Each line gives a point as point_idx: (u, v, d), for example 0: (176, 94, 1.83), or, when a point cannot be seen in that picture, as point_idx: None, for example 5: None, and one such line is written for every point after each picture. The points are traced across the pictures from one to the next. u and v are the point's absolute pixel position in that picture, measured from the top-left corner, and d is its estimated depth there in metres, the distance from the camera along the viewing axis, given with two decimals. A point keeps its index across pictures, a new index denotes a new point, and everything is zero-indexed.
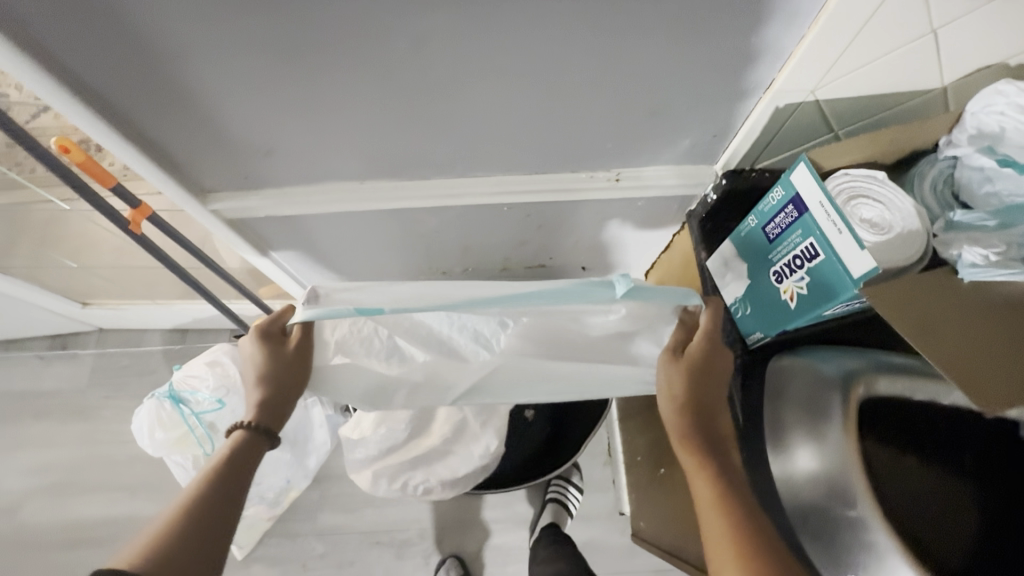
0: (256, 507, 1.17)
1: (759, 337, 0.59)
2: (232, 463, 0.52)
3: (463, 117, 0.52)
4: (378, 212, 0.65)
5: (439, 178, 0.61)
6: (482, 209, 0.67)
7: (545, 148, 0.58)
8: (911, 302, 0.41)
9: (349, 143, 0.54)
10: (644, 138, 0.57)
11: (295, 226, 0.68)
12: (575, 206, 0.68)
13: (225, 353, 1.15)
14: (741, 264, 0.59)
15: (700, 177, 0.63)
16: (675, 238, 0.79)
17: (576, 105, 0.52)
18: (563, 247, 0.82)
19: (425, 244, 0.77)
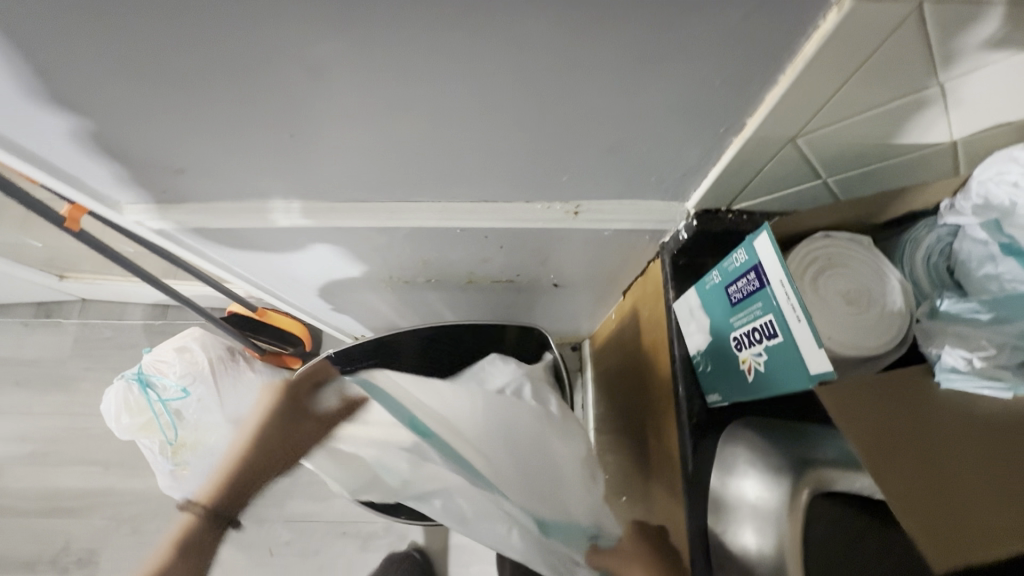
0: None
1: (718, 399, 0.54)
2: (190, 544, 0.46)
3: (389, 148, 0.46)
4: (317, 231, 0.60)
5: (377, 203, 0.56)
6: (432, 232, 0.61)
7: (489, 180, 0.52)
8: (870, 414, 0.35)
9: (267, 166, 0.49)
10: (600, 174, 0.50)
11: (233, 238, 0.64)
12: (533, 235, 0.63)
13: (194, 341, 1.16)
14: (705, 317, 0.53)
15: (668, 216, 0.56)
16: (650, 264, 0.73)
17: (515, 142, 0.45)
18: (530, 266, 0.77)
19: (380, 257, 0.73)
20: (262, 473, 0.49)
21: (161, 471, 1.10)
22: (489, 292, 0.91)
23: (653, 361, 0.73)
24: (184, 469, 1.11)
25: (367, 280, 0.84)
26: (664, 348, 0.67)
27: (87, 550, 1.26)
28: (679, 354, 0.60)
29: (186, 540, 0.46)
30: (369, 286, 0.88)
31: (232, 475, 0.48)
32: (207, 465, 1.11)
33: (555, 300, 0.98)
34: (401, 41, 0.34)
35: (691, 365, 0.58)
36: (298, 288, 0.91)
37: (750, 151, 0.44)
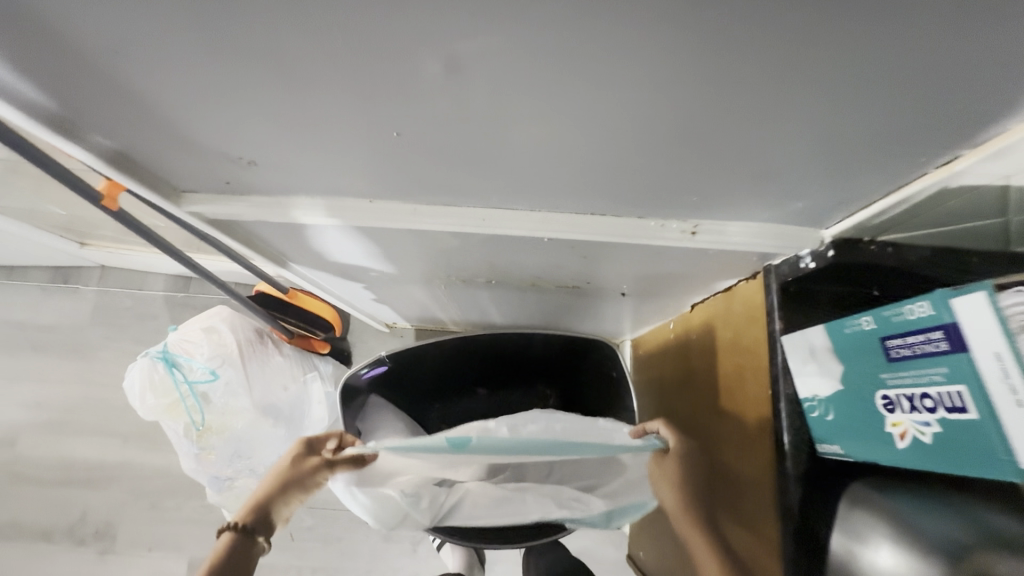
0: (246, 480, 1.11)
1: (838, 452, 0.48)
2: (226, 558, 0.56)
3: (504, 156, 0.39)
4: (391, 232, 0.53)
5: (465, 207, 0.49)
6: (518, 240, 0.55)
7: (604, 194, 0.45)
8: None
9: (353, 165, 0.42)
10: (736, 195, 0.43)
11: (294, 232, 0.57)
12: (629, 249, 0.56)
13: (222, 321, 1.10)
14: (833, 361, 0.47)
15: (795, 240, 0.49)
16: (742, 283, 0.66)
17: (654, 159, 0.38)
18: (605, 276, 0.70)
19: (445, 257, 0.66)
20: (290, 504, 0.62)
21: (186, 454, 1.07)
22: (547, 295, 0.84)
23: (734, 386, 0.67)
24: (210, 453, 1.07)
25: (420, 276, 0.78)
26: (758, 375, 0.61)
27: (105, 524, 1.23)
28: (786, 393, 0.54)
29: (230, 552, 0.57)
30: (420, 281, 0.81)
31: (263, 496, 0.60)
32: (233, 449, 1.07)
33: (613, 305, 0.91)
34: (577, 37, 0.27)
35: (801, 408, 0.52)
36: (343, 278, 0.84)
37: (947, 184, 0.37)
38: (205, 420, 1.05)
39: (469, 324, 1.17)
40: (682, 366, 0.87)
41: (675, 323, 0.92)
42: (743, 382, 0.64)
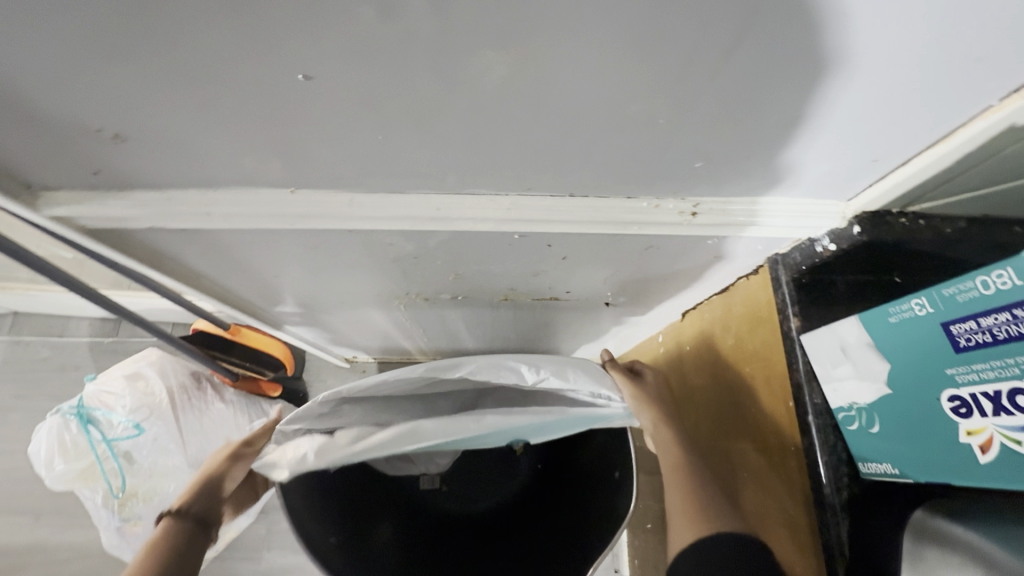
0: None
1: (889, 471, 0.39)
2: (167, 542, 0.47)
3: (458, 110, 0.30)
4: (323, 233, 0.43)
5: (416, 194, 0.39)
6: (483, 236, 0.45)
7: (586, 166, 0.36)
8: None
9: (260, 137, 0.32)
10: (746, 161, 0.35)
11: (208, 241, 0.46)
12: (617, 242, 0.47)
13: (149, 365, 0.94)
14: (873, 359, 0.39)
15: (810, 218, 0.41)
16: (741, 281, 0.58)
17: (652, 106, 0.30)
18: (587, 283, 0.61)
19: (400, 269, 0.56)
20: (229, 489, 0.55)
21: (107, 527, 0.90)
22: (522, 311, 0.75)
23: (743, 400, 0.58)
24: (135, 523, 0.91)
25: (374, 296, 0.67)
26: (772, 383, 0.52)
27: None
28: (812, 402, 0.45)
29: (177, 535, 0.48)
30: (375, 303, 0.71)
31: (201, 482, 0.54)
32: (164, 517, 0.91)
33: (595, 319, 0.82)
34: None
35: (834, 420, 0.44)
36: (286, 305, 0.73)
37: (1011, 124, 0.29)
38: (128, 485, 0.89)
39: (438, 353, 1.06)
40: (677, 383, 0.78)
41: (665, 336, 0.84)
42: (754, 394, 0.55)
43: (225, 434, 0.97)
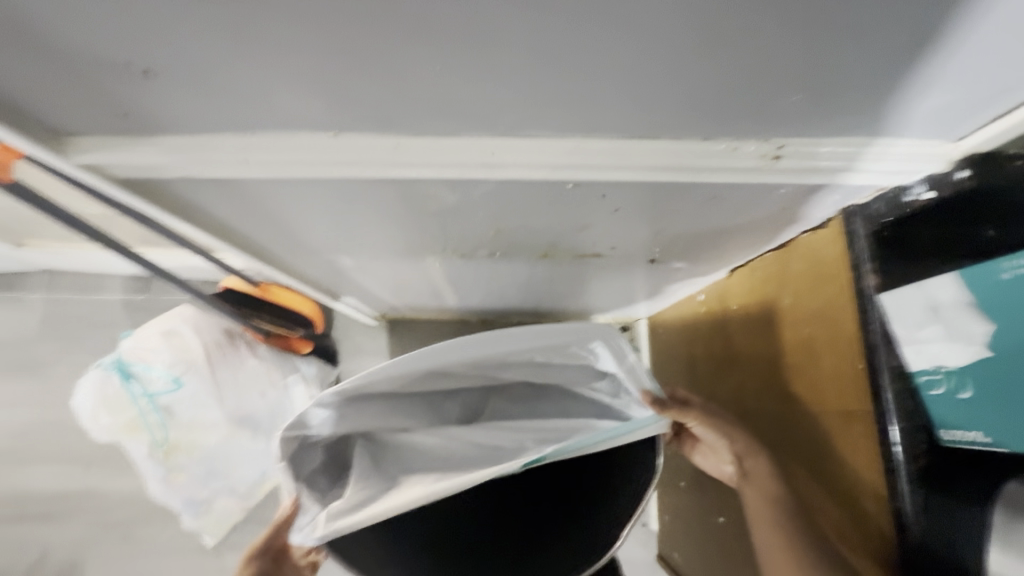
0: (224, 499, 0.98)
1: (978, 440, 0.36)
2: None
3: (527, 31, 0.26)
4: (364, 183, 0.40)
5: (468, 138, 0.35)
6: (532, 186, 0.42)
7: (662, 104, 0.32)
8: None
9: (299, 70, 0.28)
10: (850, 93, 0.30)
11: (242, 193, 0.44)
12: (679, 192, 0.43)
13: (184, 322, 0.95)
14: (973, 319, 0.35)
15: (911, 162, 0.37)
16: (803, 236, 0.54)
17: (757, 21, 0.25)
18: (634, 238, 0.58)
19: (439, 222, 0.53)
20: None
21: (152, 477, 0.94)
22: (559, 268, 0.72)
23: (798, 364, 0.55)
24: (179, 473, 0.94)
25: (409, 252, 0.65)
26: (837, 346, 0.49)
27: (70, 559, 1.09)
28: (889, 366, 0.41)
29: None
30: (409, 259, 0.68)
31: None
32: (207, 468, 0.95)
33: (633, 277, 0.79)
34: None
35: (912, 384, 0.41)
36: (317, 262, 0.71)
37: None
38: (169, 438, 0.92)
39: (467, 311, 1.05)
40: (721, 343, 0.75)
41: (707, 295, 0.80)
42: (814, 359, 0.52)
43: (260, 390, 0.98)
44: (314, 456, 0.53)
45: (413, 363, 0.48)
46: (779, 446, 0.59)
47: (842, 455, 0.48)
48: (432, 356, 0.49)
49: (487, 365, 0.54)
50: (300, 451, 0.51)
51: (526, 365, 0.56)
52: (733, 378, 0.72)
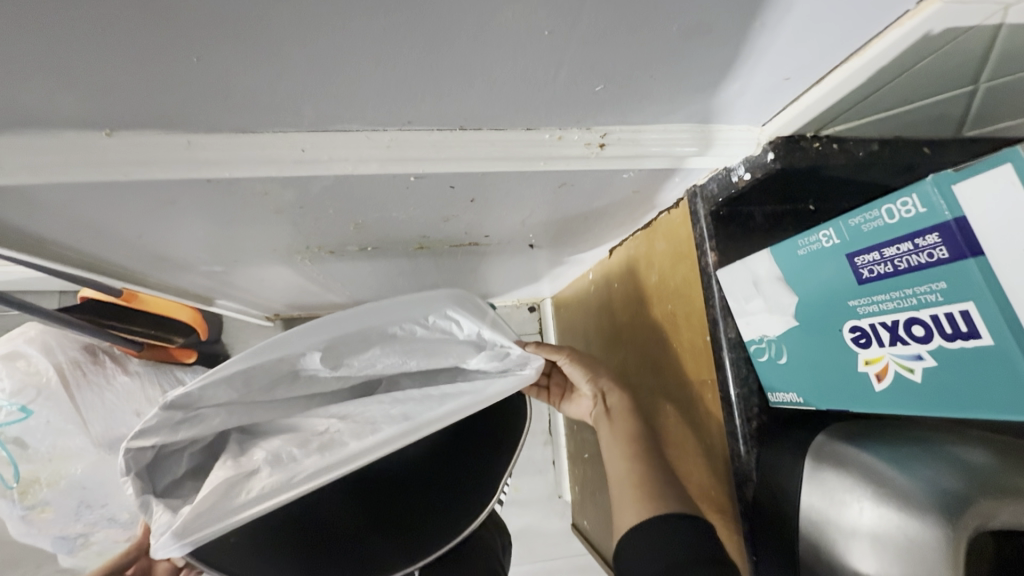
0: (106, 531, 0.88)
1: (795, 400, 0.40)
2: None
3: (286, 20, 0.23)
4: (174, 186, 0.36)
5: (276, 133, 0.32)
6: (372, 181, 0.40)
7: (471, 94, 0.30)
8: None
9: (23, 62, 0.24)
10: (649, 82, 0.31)
11: (28, 202, 0.38)
12: (526, 180, 0.43)
13: (28, 343, 0.83)
14: (783, 292, 0.38)
15: (729, 145, 0.38)
16: (663, 216, 0.56)
17: (530, 13, 0.24)
18: (505, 225, 0.57)
19: (290, 221, 0.49)
20: None
21: (9, 517, 0.82)
22: (443, 258, 0.70)
23: (665, 336, 0.58)
24: (44, 510, 0.83)
25: (272, 252, 0.60)
26: (691, 319, 0.51)
27: None
28: (726, 336, 0.45)
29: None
30: (276, 258, 0.63)
31: None
32: (78, 500, 0.85)
33: (522, 261, 0.79)
34: None
35: (746, 353, 0.44)
36: (171, 267, 0.64)
37: (929, 29, 0.26)
38: (22, 474, 0.81)
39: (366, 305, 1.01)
40: (607, 320, 0.78)
41: (595, 274, 0.82)
42: (675, 331, 0.55)
43: (135, 409, 0.89)
44: (177, 464, 0.49)
45: (264, 353, 0.48)
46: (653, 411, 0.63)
47: (694, 405, 0.52)
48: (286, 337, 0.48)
49: (352, 351, 0.53)
50: (159, 461, 0.48)
51: (393, 356, 0.55)
52: (616, 353, 0.76)
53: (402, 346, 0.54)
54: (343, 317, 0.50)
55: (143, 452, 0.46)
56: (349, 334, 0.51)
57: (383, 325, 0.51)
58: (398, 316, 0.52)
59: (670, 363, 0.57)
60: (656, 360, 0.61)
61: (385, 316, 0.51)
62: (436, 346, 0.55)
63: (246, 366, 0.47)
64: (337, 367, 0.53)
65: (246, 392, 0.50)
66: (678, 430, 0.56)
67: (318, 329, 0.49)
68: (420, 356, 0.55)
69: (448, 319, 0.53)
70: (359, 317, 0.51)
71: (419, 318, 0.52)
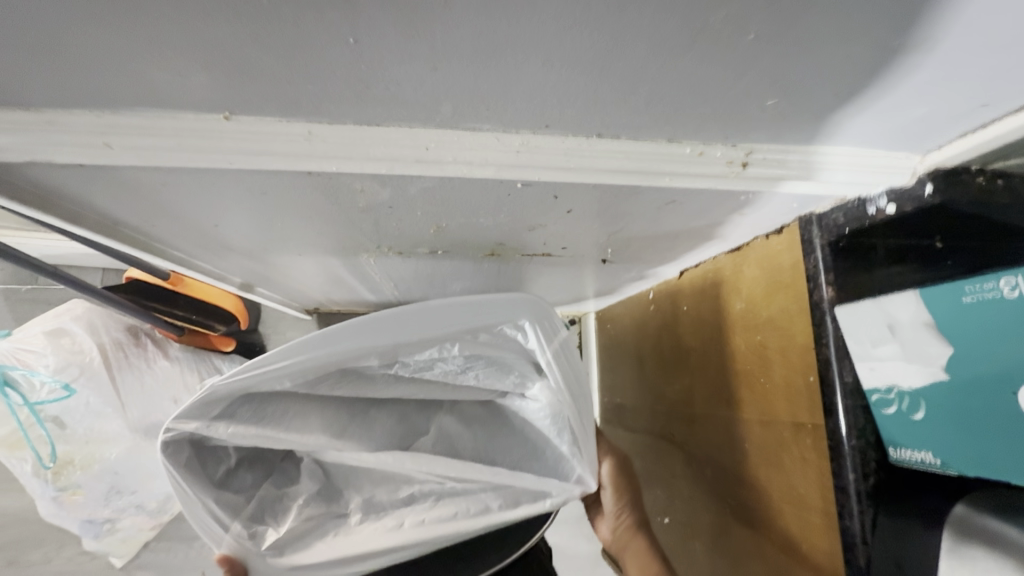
0: (132, 518, 0.88)
1: (928, 461, 0.36)
2: None
3: (466, 5, 0.20)
4: (276, 174, 0.33)
5: (397, 128, 0.30)
6: (476, 185, 0.37)
7: (629, 98, 0.27)
8: None
9: (168, 35, 0.22)
10: (828, 96, 0.27)
11: (115, 182, 0.35)
12: (636, 195, 0.39)
13: (74, 321, 0.82)
14: (930, 341, 0.34)
15: (877, 174, 0.35)
16: (758, 240, 0.52)
17: (742, 14, 0.21)
18: (586, 239, 0.54)
19: (371, 219, 0.47)
20: None
21: (42, 498, 0.80)
22: (506, 266, 0.67)
23: (749, 369, 0.54)
24: (75, 494, 0.81)
25: (339, 247, 0.57)
26: (788, 354, 0.48)
27: None
28: (843, 382, 0.40)
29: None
30: (340, 255, 0.61)
31: None
32: (110, 485, 0.83)
33: (582, 275, 0.76)
34: None
35: (863, 402, 0.40)
36: (230, 255, 0.61)
37: None
38: (57, 457, 0.79)
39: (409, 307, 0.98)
40: (667, 342, 0.75)
41: (657, 294, 0.78)
42: (765, 366, 0.51)
43: (172, 395, 0.87)
44: (226, 453, 0.46)
45: (309, 347, 0.41)
46: (720, 452, 0.60)
47: (782, 457, 0.48)
48: (337, 333, 0.41)
49: (409, 355, 0.45)
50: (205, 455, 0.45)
51: (453, 363, 0.48)
52: (674, 380, 0.72)
53: (463, 355, 0.47)
54: (408, 312, 0.42)
55: (182, 445, 0.43)
56: (409, 337, 0.42)
57: (449, 328, 0.42)
58: (465, 324, 0.43)
59: (749, 401, 0.54)
60: (729, 399, 0.58)
61: (454, 325, 0.43)
62: (501, 359, 0.48)
63: (292, 361, 0.41)
64: (393, 365, 0.47)
65: (309, 386, 0.46)
66: (751, 476, 0.53)
67: (368, 328, 0.41)
68: (481, 368, 0.49)
69: (516, 329, 0.44)
70: (418, 318, 0.42)
71: (485, 325, 0.43)
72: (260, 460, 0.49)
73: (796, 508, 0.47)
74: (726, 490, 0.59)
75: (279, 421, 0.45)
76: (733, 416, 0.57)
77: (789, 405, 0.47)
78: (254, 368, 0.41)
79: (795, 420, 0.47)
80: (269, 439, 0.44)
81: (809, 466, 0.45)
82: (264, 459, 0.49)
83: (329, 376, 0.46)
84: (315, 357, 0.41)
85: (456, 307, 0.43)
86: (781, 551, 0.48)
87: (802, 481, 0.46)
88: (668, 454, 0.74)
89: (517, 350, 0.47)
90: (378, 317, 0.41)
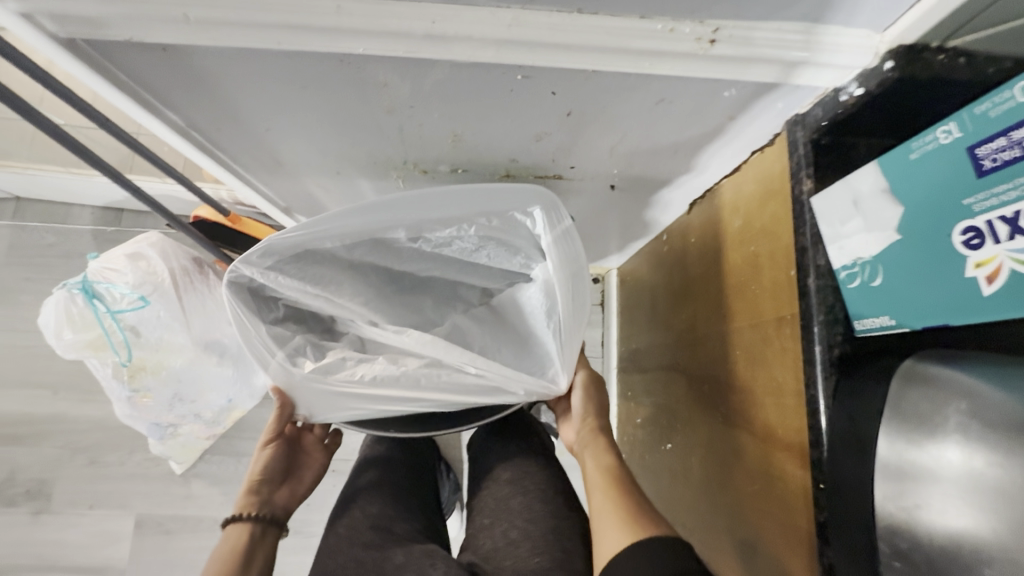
0: (191, 425, 1.01)
1: (885, 323, 0.39)
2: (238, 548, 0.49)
3: None
4: (317, 54, 0.40)
5: (410, 3, 0.36)
6: (483, 73, 0.42)
7: None
8: None
9: None
10: None
11: (192, 70, 0.43)
12: (625, 88, 0.44)
13: (150, 246, 0.93)
14: (887, 206, 0.38)
15: (842, 53, 0.38)
16: (755, 156, 0.55)
17: None
18: (592, 154, 0.58)
19: (396, 124, 0.53)
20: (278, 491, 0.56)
21: (119, 398, 0.94)
22: None
23: (744, 279, 0.57)
24: (145, 396, 0.95)
25: (372, 165, 0.64)
26: (775, 258, 0.51)
27: (36, 483, 1.05)
28: (816, 265, 0.41)
29: (243, 547, 0.50)
30: (373, 176, 0.68)
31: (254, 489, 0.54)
32: (174, 392, 0.95)
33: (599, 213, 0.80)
34: None
35: (835, 282, 0.41)
36: (281, 176, 0.70)
37: None
38: (130, 360, 0.91)
39: None
40: (677, 275, 0.78)
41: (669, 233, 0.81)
42: (757, 273, 0.54)
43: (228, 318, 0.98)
44: (276, 307, 0.56)
45: (328, 223, 0.48)
46: (717, 367, 0.63)
47: (766, 354, 0.51)
48: (359, 209, 0.48)
49: (427, 230, 0.53)
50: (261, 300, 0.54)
51: (468, 242, 0.56)
52: (682, 310, 0.76)
53: (477, 234, 0.54)
54: (428, 197, 0.48)
55: (242, 289, 0.51)
56: (433, 214, 0.49)
57: (458, 207, 0.49)
58: (483, 206, 0.50)
59: (742, 309, 0.57)
60: (726, 313, 0.61)
61: (465, 205, 0.49)
62: (511, 241, 0.55)
63: (304, 232, 0.48)
64: (419, 241, 0.56)
65: (347, 251, 0.55)
66: (742, 379, 0.56)
67: (384, 208, 0.48)
68: (493, 248, 0.57)
69: (526, 215, 0.51)
70: (434, 201, 0.48)
71: (497, 209, 0.50)
72: (303, 321, 0.59)
73: (773, 396, 0.50)
74: (721, 400, 0.62)
75: (320, 282, 0.55)
76: (729, 328, 0.60)
77: (776, 301, 0.50)
78: (290, 235, 0.48)
79: (779, 315, 0.50)
80: (308, 292, 0.55)
81: (787, 360, 0.48)
82: (307, 321, 0.59)
83: (359, 246, 0.54)
84: (347, 226, 0.49)
85: (463, 195, 0.48)
86: (764, 441, 0.51)
87: (783, 371, 0.48)
88: (675, 382, 0.77)
89: (518, 230, 0.53)
90: (397, 196, 0.47)
